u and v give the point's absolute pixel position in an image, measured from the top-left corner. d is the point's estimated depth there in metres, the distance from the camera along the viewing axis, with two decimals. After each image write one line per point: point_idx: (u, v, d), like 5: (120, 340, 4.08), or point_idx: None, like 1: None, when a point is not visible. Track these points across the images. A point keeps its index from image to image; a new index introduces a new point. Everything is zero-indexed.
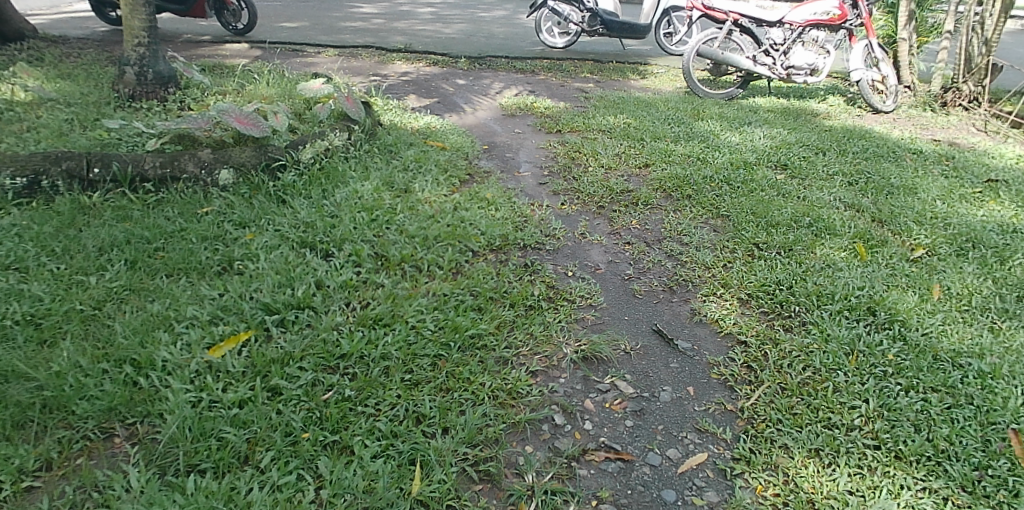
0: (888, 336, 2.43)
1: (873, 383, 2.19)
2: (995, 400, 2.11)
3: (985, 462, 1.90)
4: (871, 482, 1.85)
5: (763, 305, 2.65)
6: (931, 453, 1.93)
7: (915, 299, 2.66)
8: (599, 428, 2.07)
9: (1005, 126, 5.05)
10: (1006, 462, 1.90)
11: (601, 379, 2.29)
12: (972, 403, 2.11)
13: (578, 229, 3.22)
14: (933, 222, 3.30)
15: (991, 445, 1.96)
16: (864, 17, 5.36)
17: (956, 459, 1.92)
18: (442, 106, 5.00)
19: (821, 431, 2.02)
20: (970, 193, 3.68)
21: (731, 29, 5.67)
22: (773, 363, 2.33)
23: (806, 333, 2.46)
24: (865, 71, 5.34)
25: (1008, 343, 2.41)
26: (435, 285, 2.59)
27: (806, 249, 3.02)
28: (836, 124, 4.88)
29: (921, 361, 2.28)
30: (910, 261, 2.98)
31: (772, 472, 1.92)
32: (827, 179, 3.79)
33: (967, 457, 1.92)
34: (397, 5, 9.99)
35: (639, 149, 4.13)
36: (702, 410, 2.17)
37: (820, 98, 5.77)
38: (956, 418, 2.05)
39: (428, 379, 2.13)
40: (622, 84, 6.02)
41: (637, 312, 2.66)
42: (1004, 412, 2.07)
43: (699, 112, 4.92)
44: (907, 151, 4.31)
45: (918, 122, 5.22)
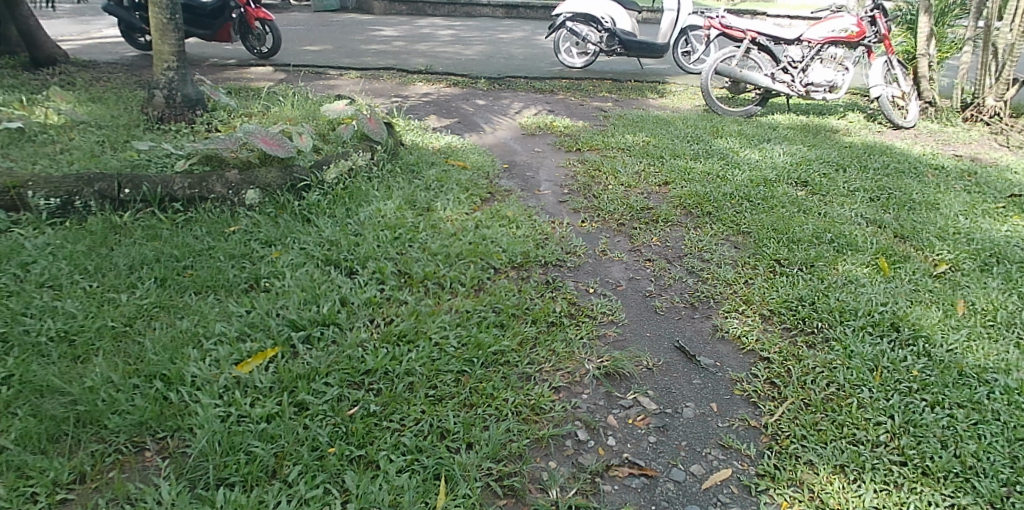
0: (912, 353, 2.42)
1: (898, 400, 2.19)
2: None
3: (1014, 479, 1.89)
4: (897, 499, 1.85)
5: (786, 321, 2.65)
6: (959, 469, 1.92)
7: (939, 315, 2.65)
8: (622, 444, 2.08)
9: None
10: None
11: (624, 395, 2.29)
12: (1000, 418, 2.10)
13: (599, 246, 3.23)
14: (956, 237, 3.28)
15: (1020, 461, 1.94)
16: (881, 34, 5.39)
17: (984, 476, 1.91)
18: (462, 126, 5.06)
19: (846, 447, 2.03)
20: (993, 207, 3.66)
21: (749, 47, 5.65)
22: (796, 379, 2.33)
23: (829, 349, 2.47)
24: (885, 87, 5.32)
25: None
26: (458, 302, 2.61)
27: (828, 265, 3.01)
28: (857, 140, 4.86)
29: (946, 377, 2.27)
30: (933, 277, 2.97)
31: (797, 488, 1.92)
32: (848, 195, 3.78)
33: (996, 474, 1.91)
34: (418, 28, 10.15)
35: (658, 167, 4.14)
36: (726, 425, 2.18)
37: (840, 114, 5.76)
38: (983, 434, 2.03)
39: (451, 395, 2.15)
40: (640, 102, 6.06)
41: (658, 328, 2.67)
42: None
43: (717, 129, 4.93)
44: (929, 167, 4.27)
45: (940, 137, 5.19)
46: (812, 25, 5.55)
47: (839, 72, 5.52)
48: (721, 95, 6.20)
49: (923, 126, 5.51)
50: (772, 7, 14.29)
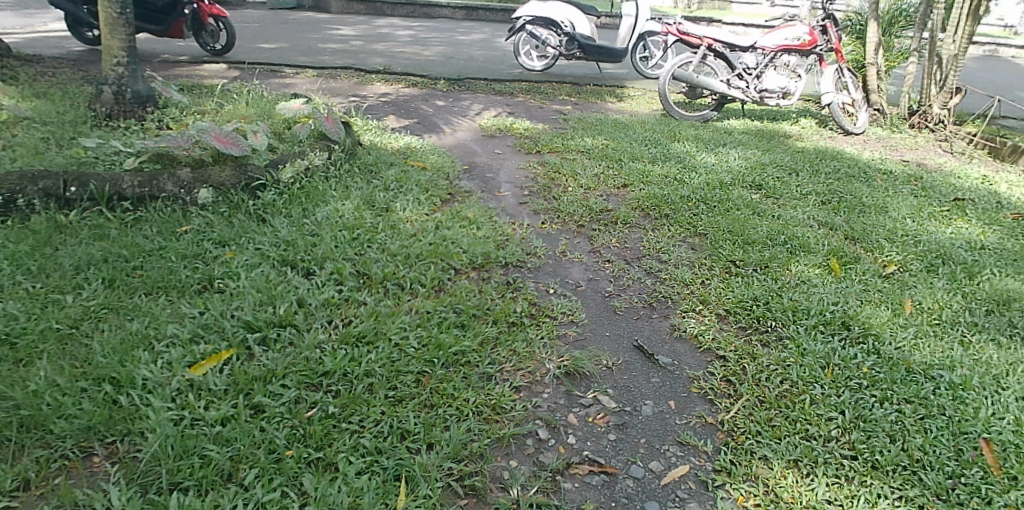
0: (862, 350, 2.56)
1: (849, 396, 2.32)
2: (967, 411, 2.26)
3: (958, 471, 2.04)
4: (849, 491, 1.96)
5: (741, 320, 2.71)
6: (906, 462, 2.06)
7: (888, 314, 2.80)
8: (582, 442, 2.10)
9: (970, 148, 5.25)
10: (977, 470, 2.04)
11: (584, 394, 2.31)
12: (945, 413, 2.26)
13: (559, 247, 3.25)
14: (904, 239, 3.42)
15: (964, 454, 2.10)
16: (834, 42, 5.56)
17: (930, 468, 2.05)
18: (421, 126, 5.03)
19: (799, 442, 2.13)
20: (938, 211, 3.83)
21: (705, 54, 5.77)
22: (751, 377, 2.41)
23: (783, 348, 2.56)
24: (836, 94, 5.51)
25: (976, 355, 2.59)
26: (418, 303, 2.59)
27: (781, 266, 3.09)
28: (808, 146, 5.01)
29: (894, 374, 2.43)
30: (882, 277, 3.09)
31: (753, 482, 2.01)
32: (801, 198, 3.89)
33: (941, 466, 2.05)
34: (376, 28, 10.06)
35: (617, 170, 4.19)
36: (683, 423, 2.23)
37: (792, 120, 5.93)
38: (929, 428, 2.19)
39: (411, 396, 2.13)
40: (599, 106, 6.13)
41: (617, 328, 2.69)
42: (974, 422, 2.22)
43: (674, 133, 5.02)
44: (877, 172, 4.43)
45: (888, 143, 5.40)
46: (765, 33, 5.71)
47: (792, 79, 5.64)
48: (678, 100, 6.32)
49: (871, 133, 5.71)
50: (727, 15, 14.63)
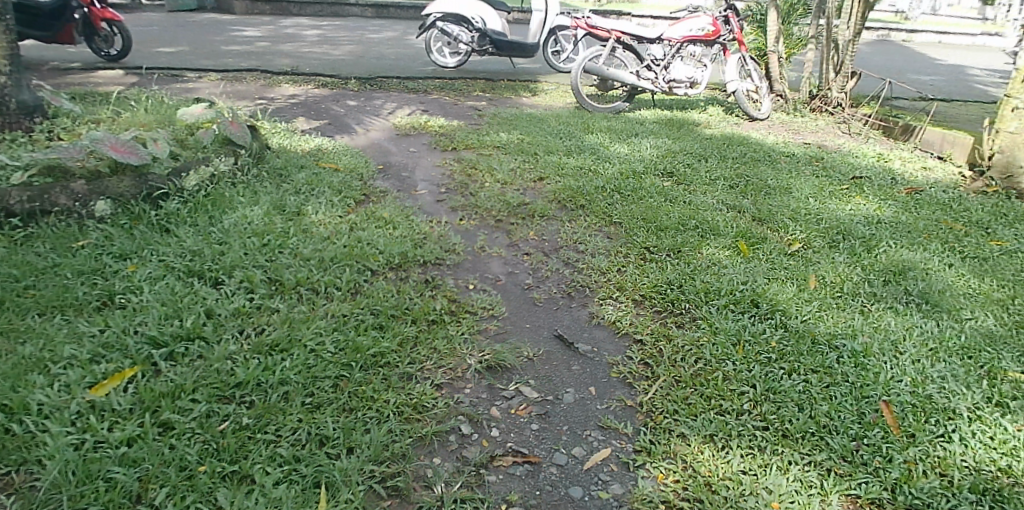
0: (770, 326, 2.69)
1: (759, 370, 2.43)
2: (869, 377, 2.42)
3: (861, 433, 2.17)
4: (761, 460, 2.05)
5: (656, 304, 2.79)
6: (814, 429, 2.18)
7: (793, 289, 2.95)
8: (505, 434, 2.11)
9: (866, 129, 5.59)
10: (878, 431, 2.18)
11: (506, 386, 2.32)
12: (848, 380, 2.41)
13: (477, 243, 3.25)
14: (807, 218, 3.60)
15: (866, 417, 2.24)
16: (735, 32, 5.81)
17: (836, 433, 2.18)
18: (333, 127, 4.93)
19: (714, 418, 2.21)
20: (838, 189, 4.05)
21: (615, 46, 5.89)
22: (668, 358, 2.49)
23: (696, 328, 2.65)
24: (740, 82, 5.77)
25: (875, 323, 2.78)
26: (333, 307, 2.53)
27: (693, 249, 3.19)
28: (716, 132, 5.21)
29: (801, 346, 2.57)
30: (788, 255, 3.24)
31: (672, 460, 2.07)
32: (710, 183, 4.04)
33: (845, 430, 2.18)
34: (283, 29, 9.78)
35: (533, 163, 4.23)
36: (604, 408, 2.29)
37: (700, 109, 6.15)
38: (834, 395, 2.33)
39: (329, 401, 2.08)
40: (514, 101, 6.17)
41: (537, 319, 2.72)
42: (874, 387, 2.38)
43: (588, 125, 5.11)
44: (781, 155, 4.65)
45: (790, 127, 5.68)
46: (672, 24, 5.88)
47: (698, 68, 5.82)
48: (591, 93, 6.44)
49: (775, 118, 5.99)
50: (637, 8, 15.03)
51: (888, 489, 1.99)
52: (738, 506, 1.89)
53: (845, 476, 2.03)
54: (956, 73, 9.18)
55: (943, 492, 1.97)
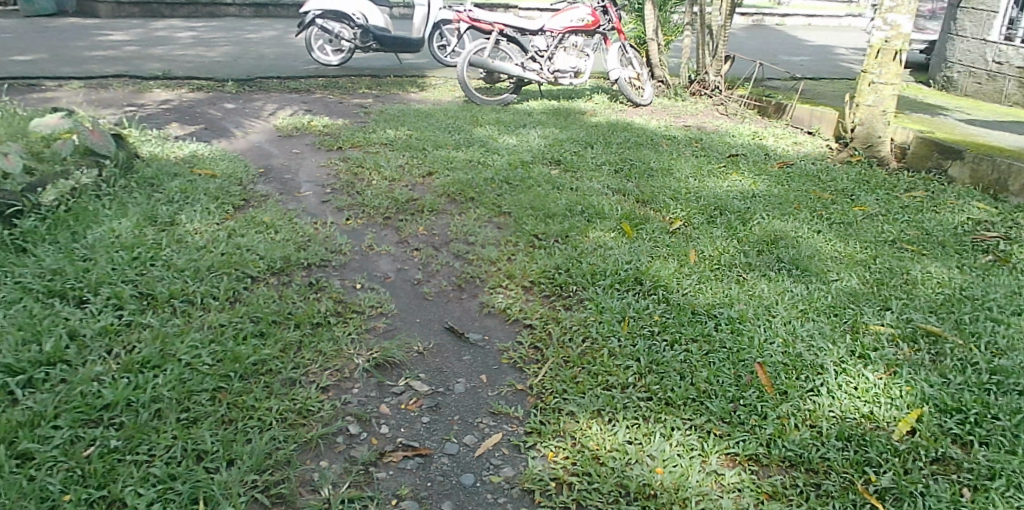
0: (654, 301, 2.82)
1: (643, 344, 2.54)
2: (744, 342, 2.58)
3: (737, 395, 2.31)
4: (645, 430, 2.15)
5: (545, 289, 2.86)
6: (694, 395, 2.30)
7: (675, 265, 3.09)
8: (395, 430, 2.11)
9: (741, 110, 5.93)
10: (754, 391, 2.33)
11: (395, 382, 2.32)
12: (725, 346, 2.56)
13: (365, 242, 3.22)
14: (687, 197, 3.79)
15: (742, 379, 2.39)
16: (614, 22, 6.03)
17: (715, 397, 2.31)
18: (209, 132, 4.74)
19: (601, 393, 2.29)
20: (716, 167, 4.28)
21: (498, 39, 5.96)
22: (556, 339, 2.57)
23: (584, 308, 2.75)
24: (621, 70, 5.97)
25: (751, 290, 2.97)
26: (211, 317, 2.45)
27: (580, 234, 3.29)
28: (601, 120, 5.37)
29: (682, 318, 2.71)
30: (670, 233, 3.39)
31: (561, 438, 2.13)
32: (596, 169, 4.16)
33: (723, 393, 2.32)
34: (153, 32, 9.26)
35: (421, 159, 4.23)
36: (495, 394, 2.33)
37: (586, 97, 6.31)
38: (713, 361, 2.47)
39: (208, 414, 2.02)
40: (401, 97, 6.14)
41: (427, 313, 2.74)
42: (750, 350, 2.54)
43: (477, 118, 5.15)
44: (662, 138, 4.85)
45: (671, 111, 5.93)
46: (554, 14, 5.94)
47: (582, 58, 6.01)
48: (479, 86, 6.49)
49: (657, 103, 6.24)
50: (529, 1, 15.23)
51: (763, 444, 2.12)
52: (624, 474, 1.97)
53: (724, 436, 2.15)
54: (822, 52, 9.88)
55: (812, 442, 2.12)
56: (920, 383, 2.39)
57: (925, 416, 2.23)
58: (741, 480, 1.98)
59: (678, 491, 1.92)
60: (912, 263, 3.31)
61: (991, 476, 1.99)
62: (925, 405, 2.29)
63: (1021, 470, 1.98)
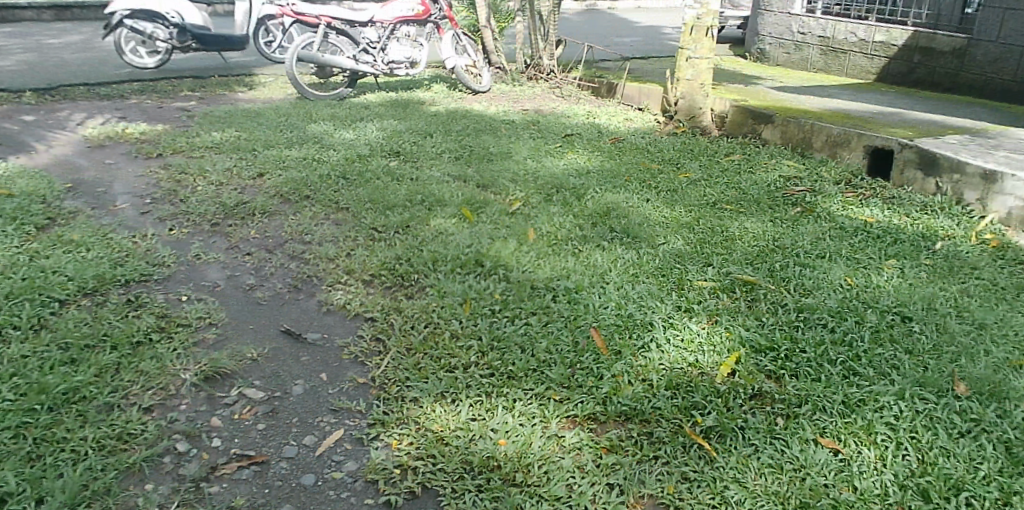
0: (495, 280, 2.92)
1: (485, 323, 2.63)
2: (580, 310, 2.73)
3: (575, 360, 2.44)
4: (487, 405, 2.22)
5: (386, 280, 2.91)
6: (534, 365, 2.41)
7: (515, 244, 3.21)
8: (228, 441, 2.06)
9: (576, 91, 6.29)
10: (590, 355, 2.47)
11: (227, 393, 2.27)
12: (563, 316, 2.70)
13: (191, 252, 3.10)
14: (525, 178, 3.94)
15: (579, 344, 2.53)
16: (445, 11, 6.05)
17: (554, 364, 2.43)
18: (3, 148, 4.31)
19: (444, 375, 2.35)
20: (554, 147, 4.47)
21: (326, 32, 5.86)
22: (398, 328, 2.60)
23: (426, 294, 2.80)
24: (456, 59, 6.05)
25: (587, 260, 3.14)
26: (12, 349, 2.25)
27: (421, 222, 3.37)
28: (440, 108, 5.46)
29: (522, 293, 2.82)
30: (510, 214, 3.52)
31: (405, 425, 2.16)
32: (437, 157, 4.23)
33: (562, 359, 2.45)
34: None
35: (250, 160, 4.09)
36: (336, 390, 2.33)
37: (425, 87, 6.37)
38: (552, 330, 2.60)
39: (10, 452, 1.84)
40: (228, 98, 5.88)
41: (261, 318, 2.70)
42: (585, 316, 2.69)
43: (311, 115, 5.06)
44: (502, 123, 4.98)
45: (509, 97, 6.13)
46: (381, 5, 5.95)
47: (415, 48, 6.07)
48: (311, 81, 6.39)
49: (496, 89, 6.41)
50: None
51: (600, 403, 2.24)
52: (469, 450, 2.02)
53: (563, 400, 2.27)
54: (655, 33, 10.53)
55: (644, 395, 2.27)
56: (737, 328, 2.63)
57: (743, 358, 2.46)
58: (581, 439, 2.09)
59: (521, 459, 2.00)
60: (730, 221, 3.64)
61: (800, 403, 2.22)
62: (741, 347, 2.53)
63: (824, 396, 2.23)
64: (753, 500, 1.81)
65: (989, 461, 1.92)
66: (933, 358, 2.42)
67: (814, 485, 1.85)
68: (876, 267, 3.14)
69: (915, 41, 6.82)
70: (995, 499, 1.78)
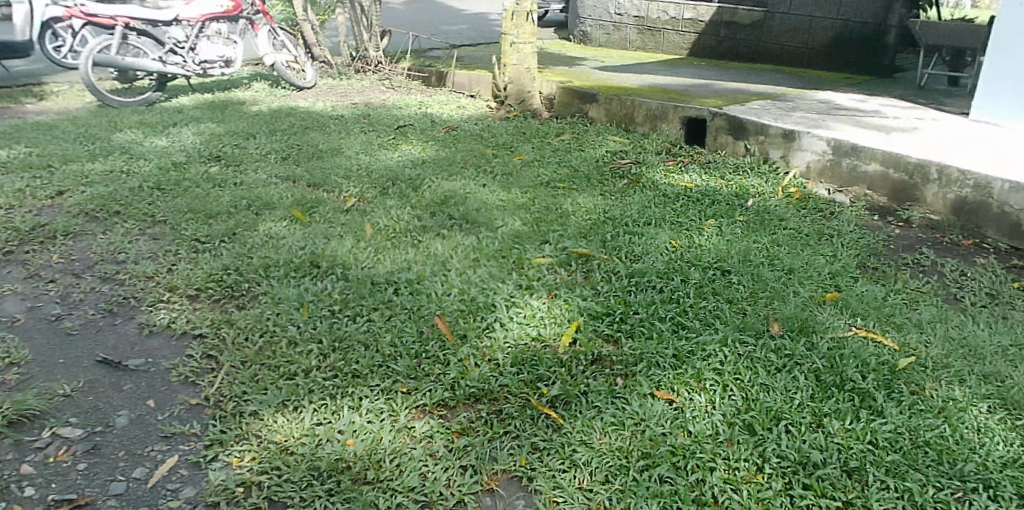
0: (333, 280, 2.89)
1: (325, 325, 2.58)
2: (423, 300, 2.75)
3: (421, 349, 2.46)
4: (333, 407, 2.17)
5: (216, 293, 2.79)
6: (379, 360, 2.39)
7: (352, 242, 3.20)
8: (44, 489, 1.86)
9: (404, 81, 6.52)
10: (436, 342, 2.49)
11: (37, 436, 2.06)
12: (406, 308, 2.71)
13: None
14: (357, 174, 4.01)
15: (423, 333, 2.55)
16: (257, 5, 6.00)
17: (400, 356, 2.42)
18: None
19: (284, 384, 2.27)
20: (386, 140, 4.64)
21: (125, 34, 5.52)
22: (231, 343, 2.49)
23: (259, 303, 2.73)
24: (275, 54, 6.05)
25: (426, 250, 3.17)
26: None
27: (250, 228, 3.30)
28: (262, 108, 5.36)
29: (362, 290, 2.80)
30: (344, 212, 3.55)
31: (247, 440, 2.05)
32: (262, 158, 4.20)
33: (407, 351, 2.44)
34: None
35: (46, 178, 3.74)
36: (167, 416, 2.19)
37: (245, 86, 6.27)
38: (395, 323, 2.60)
39: None
40: (14, 110, 5.28)
41: (74, 350, 2.49)
42: (428, 306, 2.71)
43: (116, 124, 4.75)
44: (330, 118, 5.13)
45: (335, 90, 6.26)
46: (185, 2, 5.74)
47: (228, 45, 5.94)
48: (117, 87, 6.01)
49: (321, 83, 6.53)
50: None
51: (449, 388, 2.27)
52: (316, 455, 1.97)
53: (411, 390, 2.27)
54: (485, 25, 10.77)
55: (491, 374, 2.33)
56: (575, 299, 2.77)
57: (582, 326, 2.59)
58: (432, 426, 2.10)
59: (371, 456, 1.97)
60: (563, 197, 3.82)
61: (636, 361, 2.38)
62: (580, 316, 2.66)
63: (657, 351, 2.41)
64: (598, 459, 1.94)
65: (802, 390, 2.18)
66: (749, 305, 2.70)
67: (653, 435, 2.02)
68: (697, 228, 3.44)
69: (720, 17, 7.48)
70: (807, 422, 2.03)
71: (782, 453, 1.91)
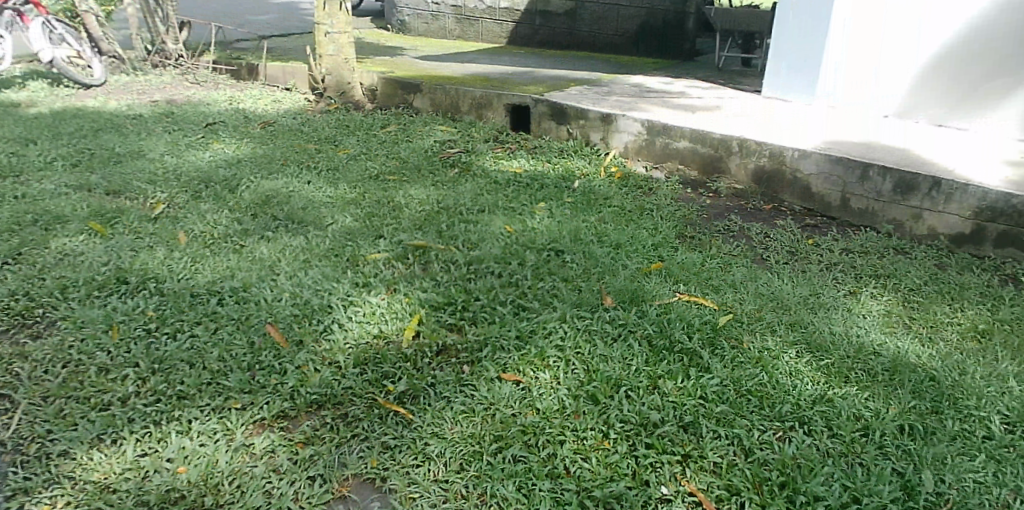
0: (145, 296, 2.58)
1: (140, 346, 2.29)
2: (251, 308, 2.53)
3: (254, 361, 2.26)
4: (159, 435, 1.93)
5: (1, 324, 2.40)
6: (208, 377, 2.16)
7: (164, 253, 2.89)
8: None
9: (211, 76, 6.04)
10: (270, 351, 2.30)
11: None
12: (232, 318, 2.47)
13: None
14: (164, 178, 3.64)
15: (254, 344, 2.34)
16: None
17: (230, 371, 2.21)
18: None
19: (98, 416, 1.98)
20: (195, 139, 4.26)
21: None
22: (26, 378, 2.14)
23: (58, 330, 2.38)
24: (53, 50, 5.38)
25: (250, 255, 2.93)
26: None
27: (37, 246, 2.87)
28: (40, 109, 4.67)
29: (180, 304, 2.53)
30: (152, 220, 3.20)
31: (58, 484, 1.76)
32: (45, 166, 3.66)
33: (237, 364, 2.23)
34: None
35: None
36: None
37: (18, 85, 5.46)
38: (221, 336, 2.36)
39: None
40: None
41: None
42: (259, 313, 2.50)
43: None
44: (124, 118, 4.57)
45: (132, 88, 5.60)
46: None
47: None
48: None
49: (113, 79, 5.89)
50: None
51: (288, 398, 2.11)
52: (141, 490, 1.73)
53: (246, 406, 2.08)
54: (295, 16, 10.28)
55: (334, 378, 2.21)
56: (415, 292, 2.69)
57: (424, 318, 2.53)
58: (272, 441, 1.94)
59: (207, 481, 1.78)
60: (394, 190, 3.74)
61: (481, 347, 2.38)
62: (421, 308, 2.59)
63: (501, 334, 2.42)
64: (451, 449, 1.92)
65: (637, 356, 2.31)
66: (584, 281, 2.81)
67: (504, 417, 2.03)
68: (529, 212, 3.51)
69: (534, 6, 7.74)
70: (645, 386, 2.15)
71: (624, 417, 2.02)
